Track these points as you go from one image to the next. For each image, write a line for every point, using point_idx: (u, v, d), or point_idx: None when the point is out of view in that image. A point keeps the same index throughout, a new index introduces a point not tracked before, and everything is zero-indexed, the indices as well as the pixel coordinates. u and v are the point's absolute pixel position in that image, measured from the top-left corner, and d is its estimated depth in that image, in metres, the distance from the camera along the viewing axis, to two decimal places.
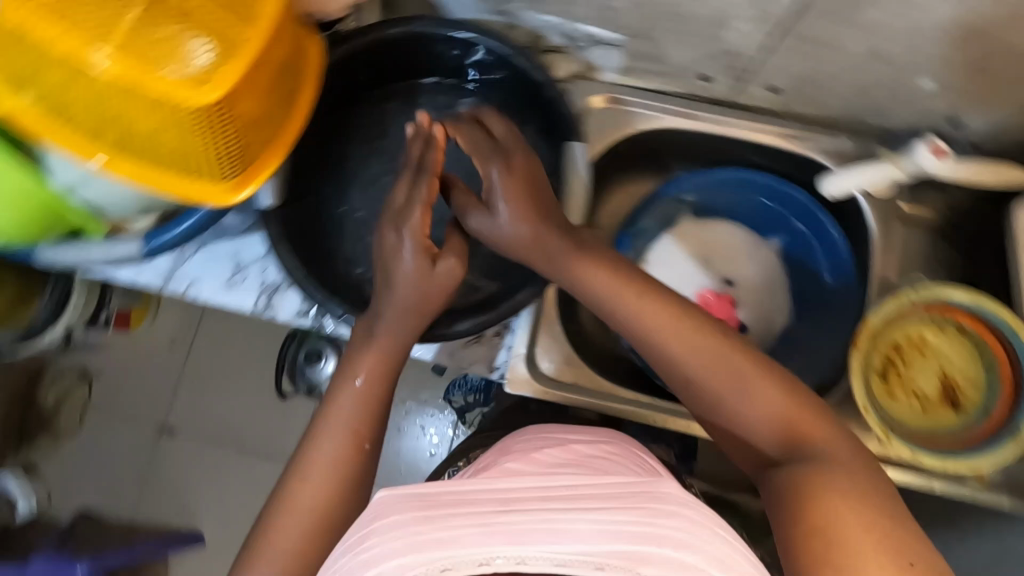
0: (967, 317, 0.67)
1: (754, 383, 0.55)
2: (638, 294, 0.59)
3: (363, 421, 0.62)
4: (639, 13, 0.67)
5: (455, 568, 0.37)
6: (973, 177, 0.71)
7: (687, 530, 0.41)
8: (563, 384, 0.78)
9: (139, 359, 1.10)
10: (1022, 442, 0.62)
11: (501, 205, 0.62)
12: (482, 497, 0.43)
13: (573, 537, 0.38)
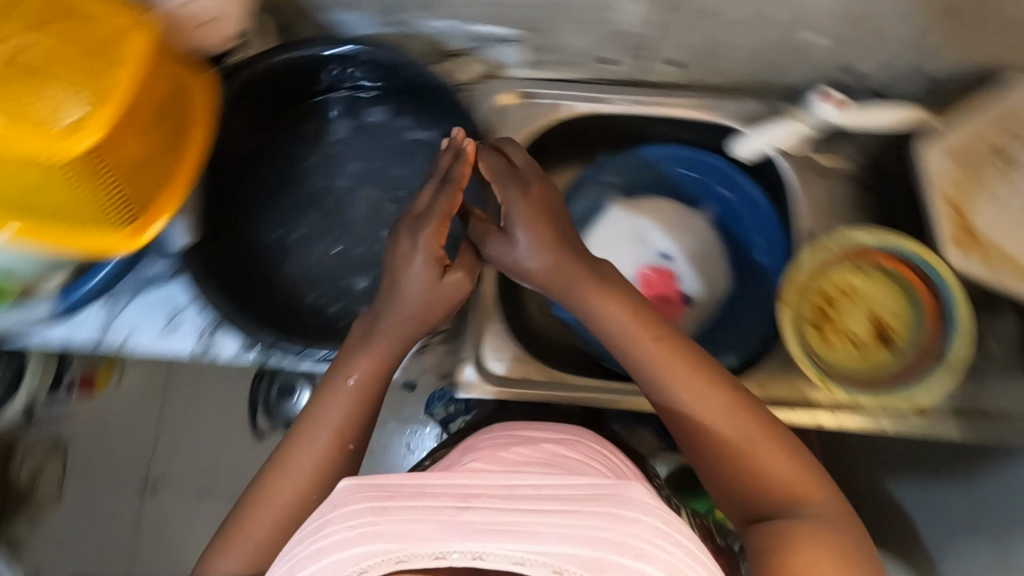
0: (885, 258, 0.70)
1: (748, 433, 0.55)
2: (641, 326, 0.60)
3: (350, 419, 0.60)
4: (528, 6, 0.68)
5: (411, 562, 0.37)
6: (878, 121, 0.72)
7: (645, 534, 0.41)
8: (515, 381, 0.77)
9: (110, 422, 1.01)
10: (950, 368, 0.66)
11: (524, 226, 0.63)
12: (440, 490, 0.43)
13: (531, 537, 0.39)
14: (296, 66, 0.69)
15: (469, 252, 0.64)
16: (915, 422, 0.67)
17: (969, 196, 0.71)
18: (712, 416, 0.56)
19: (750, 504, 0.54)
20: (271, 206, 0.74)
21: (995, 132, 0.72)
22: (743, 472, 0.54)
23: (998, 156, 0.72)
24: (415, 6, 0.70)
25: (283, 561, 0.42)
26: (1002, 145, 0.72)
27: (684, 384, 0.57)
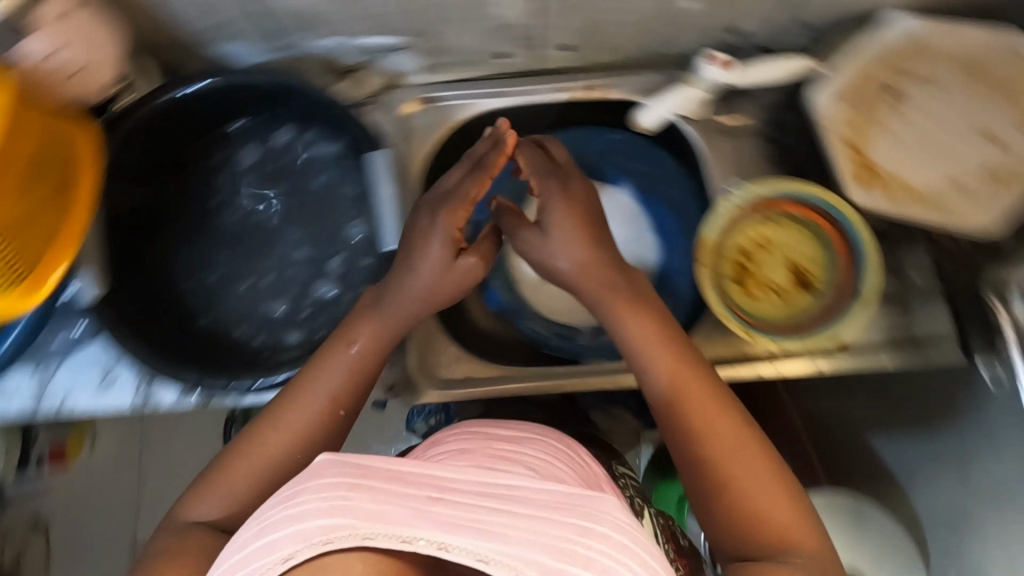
0: (792, 205, 0.71)
1: (747, 458, 0.57)
2: (662, 338, 0.62)
3: (346, 385, 0.61)
4: (407, 12, 0.69)
5: (379, 541, 0.41)
6: (763, 75, 0.76)
7: (612, 551, 0.44)
8: (472, 380, 0.79)
9: (91, 493, 1.02)
10: (868, 303, 0.68)
11: (559, 219, 0.63)
12: (418, 479, 0.46)
13: (498, 537, 0.42)
14: (186, 102, 0.69)
15: (487, 241, 0.65)
16: (843, 359, 0.70)
17: (864, 138, 0.74)
18: (719, 438, 0.57)
19: (735, 537, 0.55)
20: (186, 245, 0.73)
21: (884, 69, 0.75)
22: (735, 502, 0.56)
23: (888, 94, 0.75)
24: (299, 28, 0.71)
25: (255, 524, 0.45)
26: (891, 82, 0.75)
27: (699, 405, 0.59)
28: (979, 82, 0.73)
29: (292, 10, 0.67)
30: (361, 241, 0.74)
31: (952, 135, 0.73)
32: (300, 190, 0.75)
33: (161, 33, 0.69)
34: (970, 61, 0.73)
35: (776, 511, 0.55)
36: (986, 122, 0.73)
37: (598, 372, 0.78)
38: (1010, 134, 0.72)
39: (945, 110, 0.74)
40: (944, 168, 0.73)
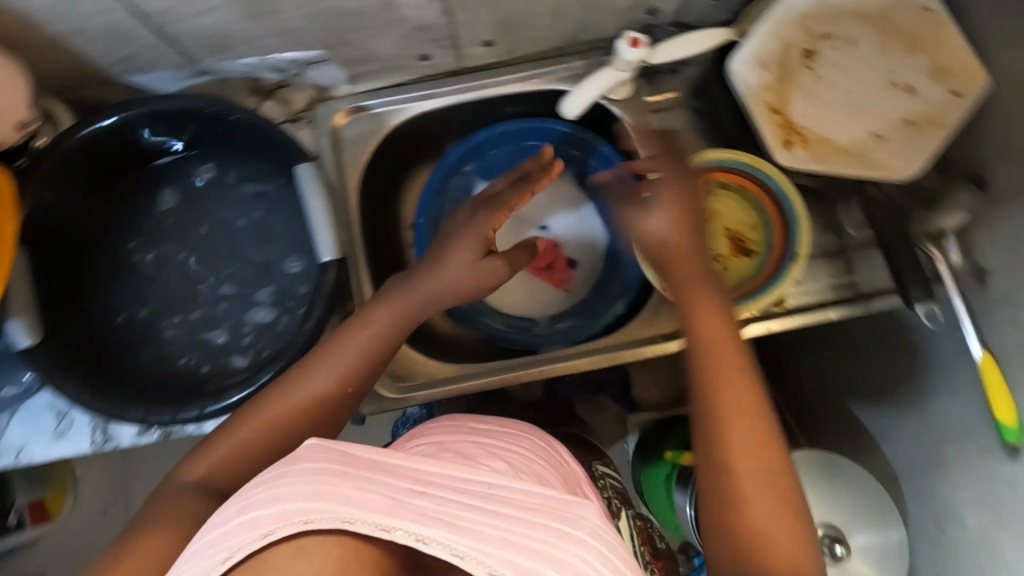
0: (723, 173, 0.74)
1: (760, 483, 0.51)
2: (730, 342, 0.57)
3: (356, 362, 0.60)
4: (318, 25, 0.68)
5: (358, 527, 0.41)
6: (680, 49, 0.75)
7: (587, 555, 0.45)
8: (444, 378, 0.79)
9: (80, 538, 1.18)
10: (801, 261, 0.69)
11: (666, 200, 0.62)
12: (401, 471, 0.46)
13: (474, 535, 0.43)
14: (103, 139, 0.69)
15: (521, 253, 0.72)
16: (790, 317, 0.75)
17: (787, 106, 0.76)
18: (740, 442, 0.52)
19: (728, 554, 0.49)
20: (122, 284, 0.75)
21: (797, 35, 0.76)
22: (736, 516, 0.50)
23: (806, 59, 0.76)
24: (215, 49, 0.70)
25: (237, 501, 0.45)
26: (807, 47, 0.76)
27: (733, 401, 0.54)
28: (889, 36, 0.74)
29: (202, 32, 0.67)
30: (297, 274, 0.75)
31: (868, 92, 0.75)
32: (235, 216, 0.77)
33: (78, 67, 0.70)
34: (876, 19, 0.75)
35: (780, 542, 0.49)
36: (898, 76, 0.74)
37: (553, 359, 0.77)
38: (925, 85, 0.73)
39: (861, 68, 0.75)
40: (865, 126, 0.75)
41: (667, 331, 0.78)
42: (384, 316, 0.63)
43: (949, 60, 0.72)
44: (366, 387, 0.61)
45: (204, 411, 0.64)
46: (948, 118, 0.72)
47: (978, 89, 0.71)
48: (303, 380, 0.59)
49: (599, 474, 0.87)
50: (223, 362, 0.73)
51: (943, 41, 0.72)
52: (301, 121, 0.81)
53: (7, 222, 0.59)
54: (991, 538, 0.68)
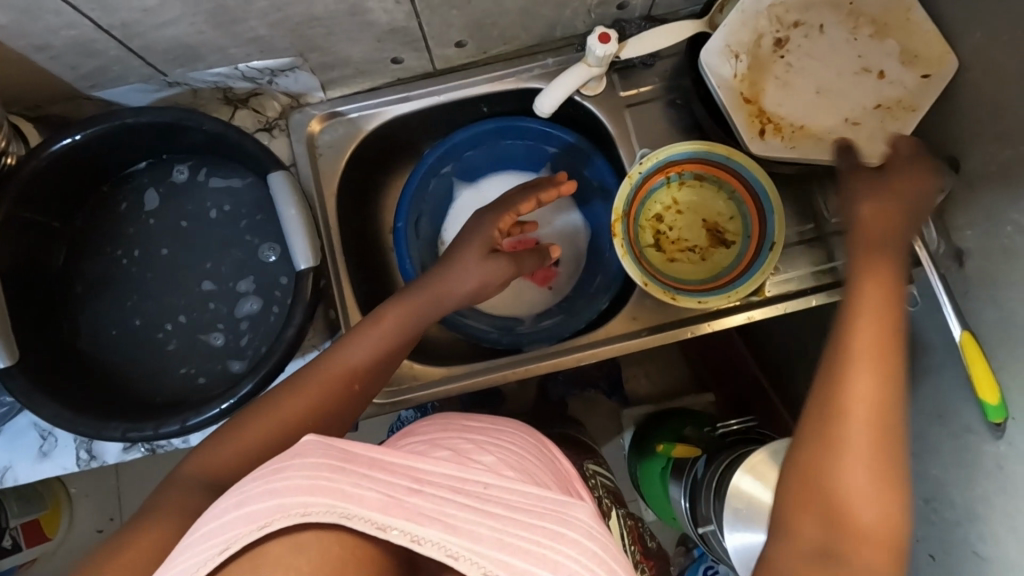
0: (697, 165, 0.74)
1: (859, 464, 0.48)
2: (889, 332, 0.52)
3: (360, 360, 0.61)
4: (283, 32, 0.68)
5: (354, 523, 0.40)
6: (651, 43, 0.76)
7: (582, 556, 0.44)
8: (436, 379, 0.79)
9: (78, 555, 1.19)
10: (778, 247, 0.70)
11: (869, 194, 0.60)
12: (398, 468, 0.45)
13: (468, 535, 0.42)
14: (74, 155, 0.69)
15: (531, 256, 0.73)
16: (773, 305, 0.75)
17: (760, 96, 0.76)
18: (865, 422, 0.49)
19: (811, 530, 0.48)
20: (101, 300, 0.74)
21: (769, 25, 0.76)
22: (829, 498, 0.48)
23: (778, 48, 0.76)
24: (183, 60, 0.70)
25: (232, 495, 0.43)
26: (779, 36, 0.76)
27: (871, 373, 0.50)
28: (858, 24, 0.75)
29: (168, 43, 0.66)
30: (275, 261, 0.76)
31: (840, 80, 0.75)
32: (213, 226, 0.77)
33: (44, 83, 0.69)
34: (845, 6, 0.75)
35: (868, 534, 0.47)
36: (869, 62, 0.74)
37: (542, 357, 0.77)
38: (895, 69, 0.73)
39: (832, 56, 0.75)
40: (840, 113, 0.75)
41: (650, 326, 0.77)
42: (396, 319, 0.64)
43: (917, 42, 0.71)
44: (370, 384, 0.61)
45: (186, 424, 0.63)
46: (921, 101, 0.71)
47: (946, 70, 0.69)
48: (308, 382, 0.58)
49: (591, 473, 0.87)
50: (222, 366, 0.73)
51: (911, 24, 0.72)
52: (276, 130, 0.81)
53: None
54: (977, 518, 0.67)
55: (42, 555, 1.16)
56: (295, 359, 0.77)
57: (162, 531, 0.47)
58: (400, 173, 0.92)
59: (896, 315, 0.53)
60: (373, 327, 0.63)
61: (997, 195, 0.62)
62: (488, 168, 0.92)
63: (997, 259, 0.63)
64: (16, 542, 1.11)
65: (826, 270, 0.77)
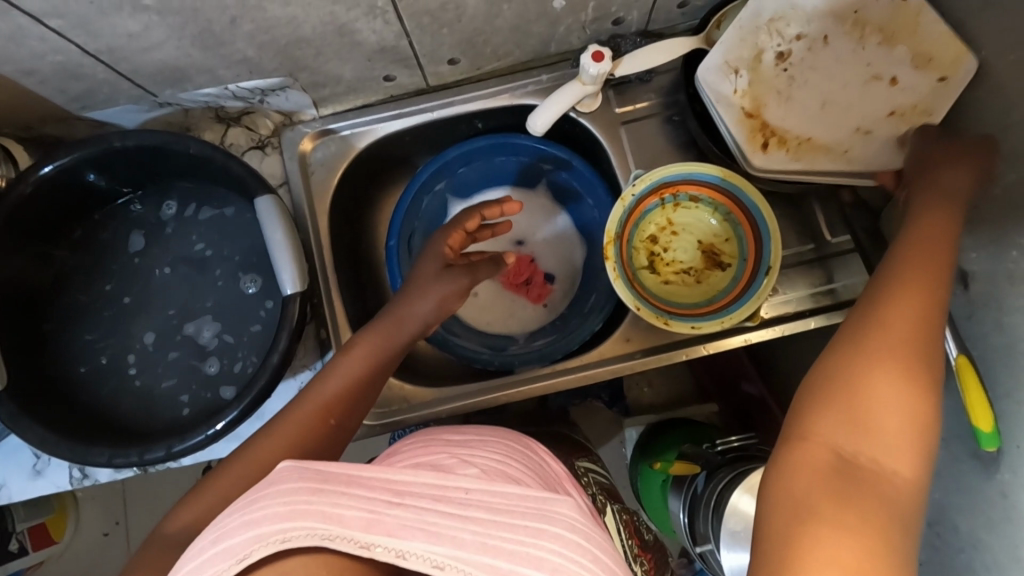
0: (690, 186, 0.72)
1: (886, 374, 0.46)
2: (930, 265, 0.53)
3: (337, 397, 0.61)
4: (270, 52, 0.67)
5: (336, 544, 0.40)
6: (645, 61, 0.75)
7: (564, 550, 0.44)
8: (425, 401, 0.79)
9: (83, 559, 1.20)
10: (775, 272, 0.68)
11: (955, 159, 0.60)
12: (375, 483, 0.44)
13: (451, 541, 0.41)
14: (63, 178, 0.70)
15: (488, 264, 0.74)
16: (769, 328, 0.74)
17: (761, 110, 0.74)
18: (896, 347, 0.47)
19: (832, 432, 0.45)
20: (94, 319, 0.76)
21: (768, 38, 0.73)
22: (853, 404, 0.46)
23: (781, 61, 0.73)
24: (171, 81, 0.70)
25: (209, 532, 0.42)
26: (780, 51, 0.73)
27: (907, 301, 0.50)
28: (865, 33, 0.70)
29: (156, 66, 0.66)
30: (254, 294, 0.77)
31: (846, 91, 0.72)
32: (205, 246, 0.78)
33: (35, 106, 0.69)
34: (849, 16, 0.71)
35: (889, 443, 0.44)
36: (878, 70, 0.70)
37: (533, 380, 0.77)
38: (907, 75, 0.68)
39: (838, 67, 0.72)
40: (847, 125, 0.72)
41: (644, 348, 0.77)
42: (366, 346, 0.65)
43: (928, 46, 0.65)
44: (350, 415, 0.62)
45: (171, 450, 0.64)
46: (936, 104, 0.66)
47: (963, 71, 0.63)
48: (284, 423, 0.59)
49: (583, 471, 0.85)
50: (211, 395, 0.74)
51: (921, 29, 0.66)
52: (268, 147, 0.81)
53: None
54: (980, 544, 0.65)
55: (51, 557, 1.18)
56: (288, 379, 0.77)
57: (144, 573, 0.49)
58: (394, 188, 0.92)
59: (943, 257, 0.54)
60: (344, 356, 0.64)
61: (1002, 216, 0.59)
62: (482, 186, 0.91)
63: (1001, 284, 0.59)
64: (24, 547, 1.12)
65: (825, 291, 0.75)
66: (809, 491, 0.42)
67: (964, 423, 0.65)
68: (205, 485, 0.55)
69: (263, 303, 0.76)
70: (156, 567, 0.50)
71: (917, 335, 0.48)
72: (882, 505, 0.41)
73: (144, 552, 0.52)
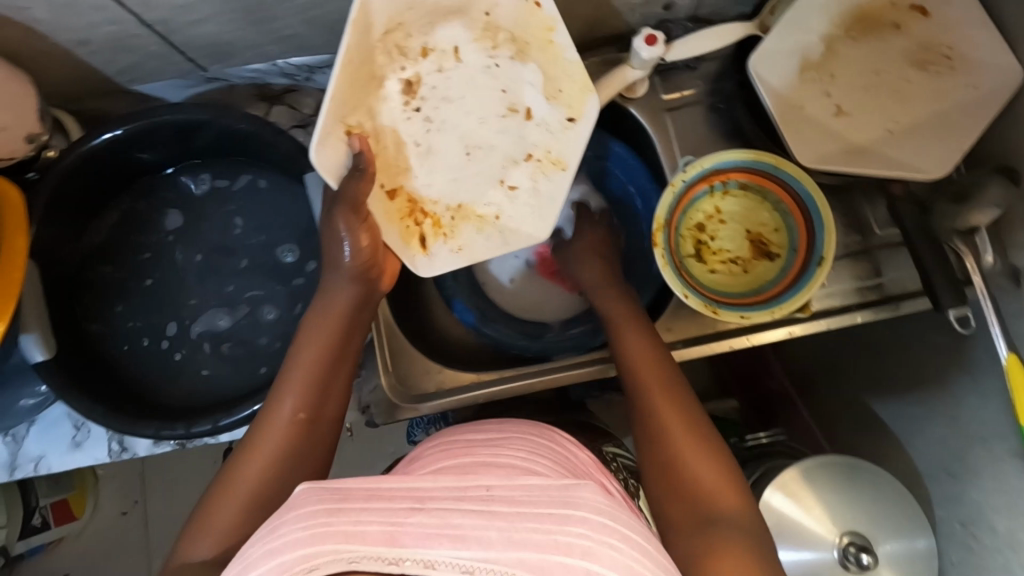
0: (743, 174, 0.72)
1: (666, 417, 0.59)
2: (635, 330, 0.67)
3: (306, 389, 0.57)
4: (318, 29, 0.66)
5: (362, 565, 0.37)
6: (692, 45, 0.73)
7: (593, 533, 0.41)
8: (460, 386, 0.77)
9: (100, 536, 1.21)
10: (827, 263, 0.68)
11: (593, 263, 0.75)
12: (396, 495, 0.43)
13: (477, 544, 0.39)
14: (111, 151, 0.70)
15: (353, 179, 0.61)
16: (815, 322, 0.73)
17: (816, 76, 0.72)
18: (661, 399, 0.60)
19: (664, 481, 0.55)
20: (135, 292, 0.76)
21: (365, 103, 0.63)
22: (664, 453, 0.57)
23: (410, 97, 0.66)
24: (220, 56, 0.69)
25: (236, 564, 0.41)
26: (406, 77, 0.65)
27: (647, 369, 0.63)
28: (430, 14, 0.62)
29: (206, 40, 0.65)
30: (293, 264, 0.78)
31: (483, 127, 0.70)
32: (239, 228, 0.78)
33: (85, 78, 0.69)
34: (480, 19, 0.64)
35: (700, 465, 0.55)
36: (513, 97, 0.68)
37: (568, 369, 0.76)
38: (540, 105, 0.68)
39: (470, 95, 0.68)
40: (918, 80, 0.71)
41: (685, 338, 0.75)
42: (310, 335, 0.60)
43: (570, 66, 0.64)
44: (328, 416, 0.57)
45: (218, 424, 0.64)
46: (981, 51, 0.68)
47: (590, 108, 0.66)
48: (266, 429, 0.55)
49: (611, 456, 0.81)
50: (277, 348, 0.75)
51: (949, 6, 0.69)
52: (311, 126, 0.79)
53: (15, 235, 0.59)
54: (1020, 544, 0.65)
55: (71, 532, 1.19)
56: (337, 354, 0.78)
57: (215, 535, 0.50)
58: None
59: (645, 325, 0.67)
60: (289, 371, 0.58)
61: None
62: None
63: None
64: (46, 521, 1.14)
65: (870, 286, 0.74)
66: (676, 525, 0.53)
67: (1008, 424, 0.67)
68: (237, 472, 0.53)
69: (303, 263, 0.77)
70: (222, 532, 0.50)
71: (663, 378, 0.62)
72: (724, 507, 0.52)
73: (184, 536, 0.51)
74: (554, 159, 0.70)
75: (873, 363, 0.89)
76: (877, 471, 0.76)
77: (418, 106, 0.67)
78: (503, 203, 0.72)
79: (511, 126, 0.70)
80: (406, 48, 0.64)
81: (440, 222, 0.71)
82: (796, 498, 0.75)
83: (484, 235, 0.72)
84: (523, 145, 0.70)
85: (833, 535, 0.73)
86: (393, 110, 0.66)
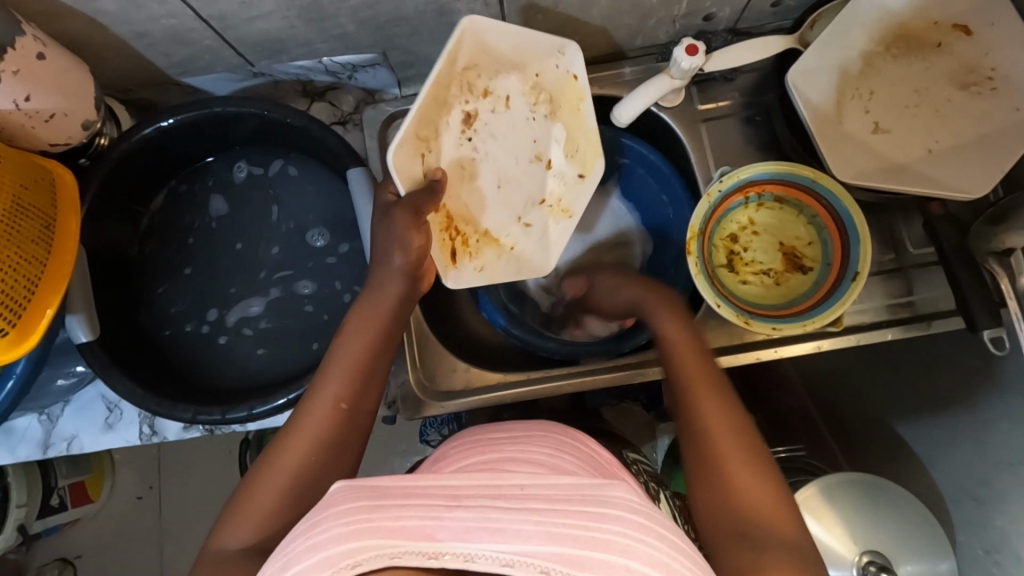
0: (778, 186, 0.72)
1: (715, 432, 0.56)
2: (686, 338, 0.64)
3: (349, 378, 0.58)
4: (368, 29, 0.68)
5: (405, 560, 0.37)
6: (731, 56, 0.73)
7: (629, 531, 0.41)
8: (486, 387, 0.78)
9: (115, 519, 1.23)
10: (860, 281, 0.68)
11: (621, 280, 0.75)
12: (430, 491, 0.42)
13: (516, 537, 0.38)
14: (161, 139, 0.72)
15: (421, 192, 0.65)
16: (846, 337, 0.72)
17: (852, 93, 0.73)
18: (711, 411, 0.58)
19: (710, 499, 0.54)
20: (174, 278, 0.78)
21: (433, 122, 0.68)
22: (712, 468, 0.55)
23: (466, 127, 0.71)
24: (270, 52, 0.71)
25: (276, 559, 0.40)
26: (467, 110, 0.70)
27: (696, 379, 0.60)
28: (498, 62, 0.69)
29: (259, 36, 0.67)
30: (327, 257, 0.79)
31: (517, 168, 0.75)
32: (273, 221, 0.80)
33: (139, 68, 0.71)
34: (531, 77, 0.72)
35: (748, 485, 0.53)
36: (541, 148, 0.75)
37: (593, 372, 0.76)
38: (559, 161, 0.75)
39: (511, 135, 0.73)
40: (959, 98, 0.71)
41: (713, 347, 0.75)
42: (356, 336, 0.60)
43: (588, 133, 0.73)
44: (365, 406, 0.58)
45: (253, 411, 0.66)
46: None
47: (597, 169, 0.74)
48: (306, 420, 0.56)
49: (631, 460, 0.80)
50: (311, 336, 0.76)
51: (993, 29, 0.69)
52: (350, 124, 0.82)
53: (70, 218, 0.64)
54: None
55: (87, 513, 1.21)
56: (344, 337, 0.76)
57: (253, 517, 0.52)
58: None
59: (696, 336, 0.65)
60: (334, 360, 0.59)
61: None
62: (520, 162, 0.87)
63: None
64: (64, 501, 1.14)
65: (902, 304, 0.74)
66: (721, 544, 0.51)
67: None
68: (275, 459, 0.55)
69: (336, 256, 0.79)
70: (259, 514, 0.52)
71: (713, 388, 0.60)
72: (774, 532, 0.50)
73: (221, 521, 0.52)
74: (563, 206, 0.76)
75: (898, 382, 0.88)
76: (898, 491, 0.75)
77: (472, 136, 0.72)
78: (520, 237, 0.76)
79: (534, 172, 0.75)
80: (474, 85, 0.70)
81: (469, 242, 0.73)
82: (817, 516, 0.74)
83: (502, 262, 0.75)
84: (544, 189, 0.76)
85: (852, 554, 0.72)
86: (451, 137, 0.70)
